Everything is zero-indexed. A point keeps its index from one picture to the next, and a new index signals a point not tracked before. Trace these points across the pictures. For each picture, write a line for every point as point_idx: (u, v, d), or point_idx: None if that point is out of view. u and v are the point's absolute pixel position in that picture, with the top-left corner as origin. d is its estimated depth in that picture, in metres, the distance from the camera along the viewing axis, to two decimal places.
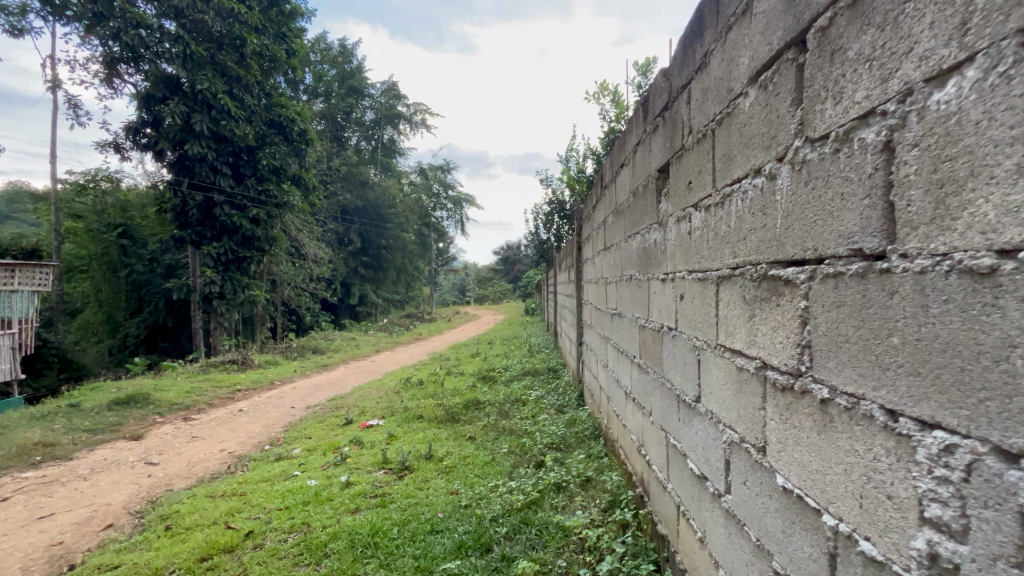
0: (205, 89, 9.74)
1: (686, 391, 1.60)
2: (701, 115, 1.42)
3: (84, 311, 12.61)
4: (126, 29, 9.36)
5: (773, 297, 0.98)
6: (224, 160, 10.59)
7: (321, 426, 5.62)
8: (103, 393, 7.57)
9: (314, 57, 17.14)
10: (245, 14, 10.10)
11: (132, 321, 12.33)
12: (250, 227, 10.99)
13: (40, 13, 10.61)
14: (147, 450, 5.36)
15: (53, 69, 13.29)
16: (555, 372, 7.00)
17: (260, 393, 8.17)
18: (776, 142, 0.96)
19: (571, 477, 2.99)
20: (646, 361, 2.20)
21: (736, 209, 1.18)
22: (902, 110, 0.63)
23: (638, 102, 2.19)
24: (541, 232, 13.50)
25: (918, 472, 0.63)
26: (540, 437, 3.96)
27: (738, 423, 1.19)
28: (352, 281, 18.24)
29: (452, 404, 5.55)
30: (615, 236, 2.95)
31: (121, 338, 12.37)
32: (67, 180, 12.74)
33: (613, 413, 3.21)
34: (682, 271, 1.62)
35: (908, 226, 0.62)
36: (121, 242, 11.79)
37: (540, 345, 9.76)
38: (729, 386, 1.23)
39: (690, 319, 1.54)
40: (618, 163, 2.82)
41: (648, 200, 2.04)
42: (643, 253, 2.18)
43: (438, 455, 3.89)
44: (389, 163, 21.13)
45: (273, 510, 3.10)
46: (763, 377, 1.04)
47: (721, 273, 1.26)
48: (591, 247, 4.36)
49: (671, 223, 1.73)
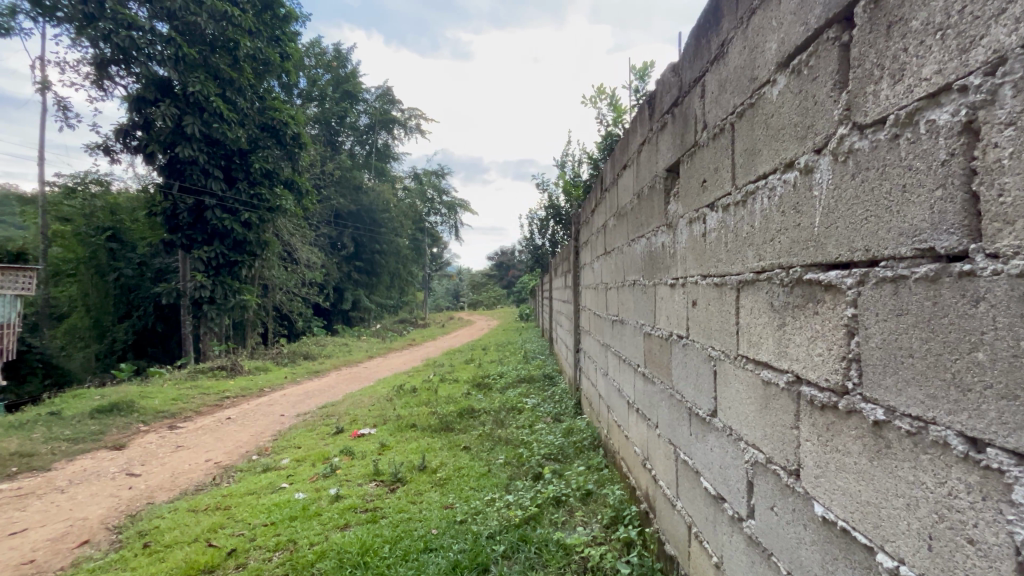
0: (196, 91, 9.59)
1: (699, 404, 1.49)
2: (717, 109, 1.32)
3: (71, 316, 12.35)
4: (116, 30, 9.23)
5: (809, 304, 0.88)
6: (216, 163, 10.45)
7: (311, 435, 5.47)
8: (87, 401, 7.36)
9: (308, 61, 17.07)
10: (238, 17, 9.99)
11: (119, 327, 12.09)
12: (241, 231, 10.82)
13: (29, 14, 10.45)
14: (130, 460, 5.18)
15: (43, 71, 13.13)
16: (550, 378, 6.90)
17: (249, 400, 7.98)
18: (813, 131, 0.87)
19: (571, 490, 2.88)
20: (651, 370, 2.09)
21: (761, 208, 1.08)
22: (992, 84, 0.53)
23: (644, 100, 2.10)
24: (536, 237, 13.44)
25: (1014, 516, 0.53)
26: (537, 447, 3.84)
27: (764, 442, 1.09)
28: (344, 286, 18.07)
29: (446, 412, 5.42)
30: (616, 239, 2.86)
31: (108, 344, 12.13)
32: (55, 183, 12.53)
33: (614, 423, 3.10)
34: (693, 275, 1.52)
35: (1001, 221, 0.52)
36: (109, 246, 11.57)
37: (535, 351, 9.66)
38: (752, 402, 1.13)
39: (704, 328, 1.44)
40: (620, 164, 2.74)
41: (654, 201, 1.95)
42: (649, 256, 2.08)
43: (432, 466, 3.76)
44: (383, 168, 21.00)
45: (258, 526, 2.96)
46: (797, 394, 0.93)
47: (743, 279, 1.16)
48: (590, 251, 4.26)
49: (681, 224, 1.63)
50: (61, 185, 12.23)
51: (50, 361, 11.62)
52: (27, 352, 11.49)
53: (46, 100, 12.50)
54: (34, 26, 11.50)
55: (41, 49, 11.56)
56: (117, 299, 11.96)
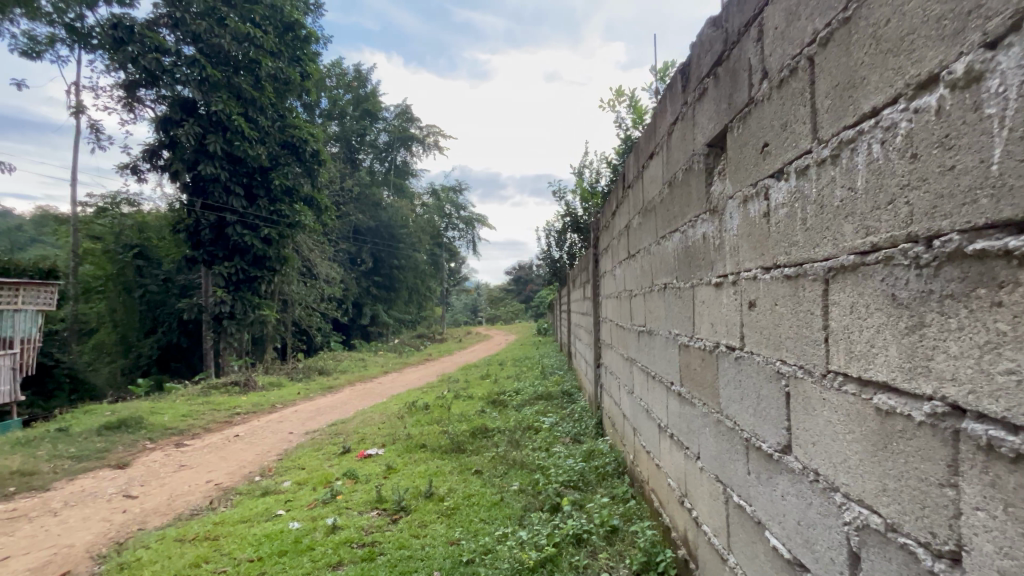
0: (219, 110, 9.68)
1: (764, 438, 1.15)
2: (785, 44, 1.01)
3: (98, 332, 12.58)
4: (143, 54, 9.44)
5: (981, 292, 0.56)
6: (237, 180, 10.50)
7: (317, 455, 5.19)
8: (98, 417, 7.25)
9: (329, 81, 17.31)
10: (260, 38, 10.07)
11: (143, 342, 12.19)
12: (261, 247, 10.75)
13: (66, 42, 10.78)
14: (130, 481, 4.97)
15: (77, 96, 13.63)
16: (570, 396, 6.50)
17: (260, 417, 7.77)
18: (982, 15, 0.55)
19: (593, 526, 2.51)
20: (689, 389, 1.75)
21: (867, 160, 0.76)
22: None
23: (676, 71, 1.79)
24: (554, 251, 13.13)
25: None
26: (555, 473, 3.48)
27: (879, 499, 0.74)
28: (363, 301, 17.96)
29: (458, 432, 5.08)
30: (642, 240, 2.54)
31: (133, 358, 12.24)
32: (87, 203, 12.90)
33: (642, 448, 2.74)
34: (750, 269, 1.20)
35: None
36: (135, 262, 11.72)
37: (553, 367, 9.25)
38: (857, 439, 0.79)
39: (770, 336, 1.10)
40: (646, 154, 2.43)
41: (691, 185, 1.63)
42: (684, 253, 1.76)
43: (439, 493, 3.43)
44: (401, 185, 21.04)
45: (243, 563, 2.67)
46: (953, 431, 0.60)
47: (837, 265, 0.83)
48: (611, 257, 3.94)
49: (731, 206, 1.30)
50: (92, 205, 12.52)
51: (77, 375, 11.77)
52: (55, 366, 11.62)
53: (80, 124, 12.84)
54: (69, 54, 11.89)
55: (77, 75, 12.03)
56: (143, 314, 12.06)
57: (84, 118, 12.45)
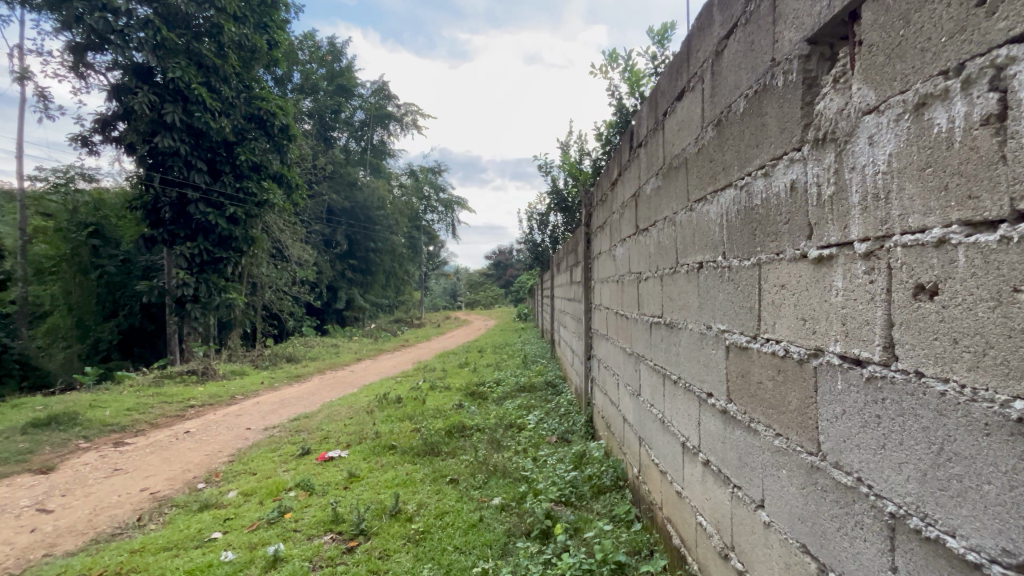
0: (176, 78, 8.73)
1: (962, 538, 0.64)
2: None
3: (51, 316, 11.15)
4: (91, 13, 8.40)
5: None
6: (199, 155, 9.57)
7: (272, 457, 4.61)
8: (26, 412, 6.47)
9: (302, 54, 16.14)
10: (221, 0, 9.11)
11: (104, 326, 11.09)
12: (227, 227, 9.88)
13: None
14: (50, 490, 4.29)
15: (21, 61, 12.42)
16: (555, 388, 6.06)
17: (216, 410, 7.10)
18: None
19: (593, 564, 2.01)
20: (749, 408, 1.24)
21: None
22: None
23: None
24: (535, 234, 12.60)
25: None
26: (543, 486, 2.99)
27: None
28: (338, 285, 17.13)
29: (432, 431, 4.52)
30: (660, 207, 2.01)
31: (92, 344, 11.12)
32: (36, 180, 11.83)
33: (652, 463, 2.25)
34: (924, 229, 0.68)
35: None
36: (91, 242, 10.68)
37: (536, 354, 8.81)
38: None
39: (994, 353, 0.59)
40: (669, 97, 1.89)
41: (768, 113, 1.10)
42: (744, 217, 1.25)
43: (406, 512, 2.89)
44: (378, 165, 20.06)
45: None
46: None
47: None
48: (608, 235, 3.41)
49: (879, 120, 0.77)
50: (43, 180, 11.18)
51: (28, 361, 10.96)
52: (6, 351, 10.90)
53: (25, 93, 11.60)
54: (9, 13, 10.70)
55: (19, 37, 10.85)
56: (102, 296, 11.12)
57: (32, 87, 11.24)
